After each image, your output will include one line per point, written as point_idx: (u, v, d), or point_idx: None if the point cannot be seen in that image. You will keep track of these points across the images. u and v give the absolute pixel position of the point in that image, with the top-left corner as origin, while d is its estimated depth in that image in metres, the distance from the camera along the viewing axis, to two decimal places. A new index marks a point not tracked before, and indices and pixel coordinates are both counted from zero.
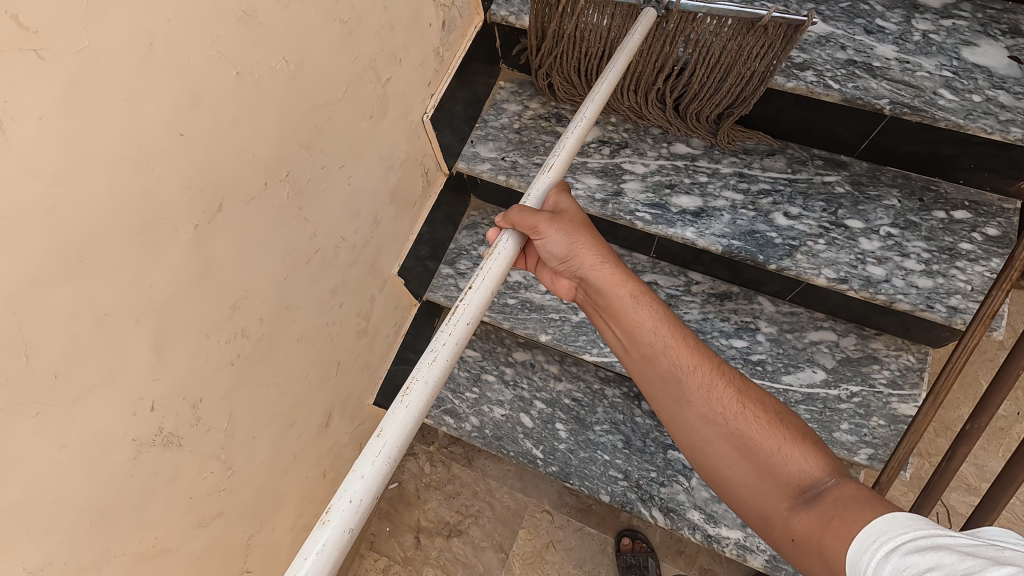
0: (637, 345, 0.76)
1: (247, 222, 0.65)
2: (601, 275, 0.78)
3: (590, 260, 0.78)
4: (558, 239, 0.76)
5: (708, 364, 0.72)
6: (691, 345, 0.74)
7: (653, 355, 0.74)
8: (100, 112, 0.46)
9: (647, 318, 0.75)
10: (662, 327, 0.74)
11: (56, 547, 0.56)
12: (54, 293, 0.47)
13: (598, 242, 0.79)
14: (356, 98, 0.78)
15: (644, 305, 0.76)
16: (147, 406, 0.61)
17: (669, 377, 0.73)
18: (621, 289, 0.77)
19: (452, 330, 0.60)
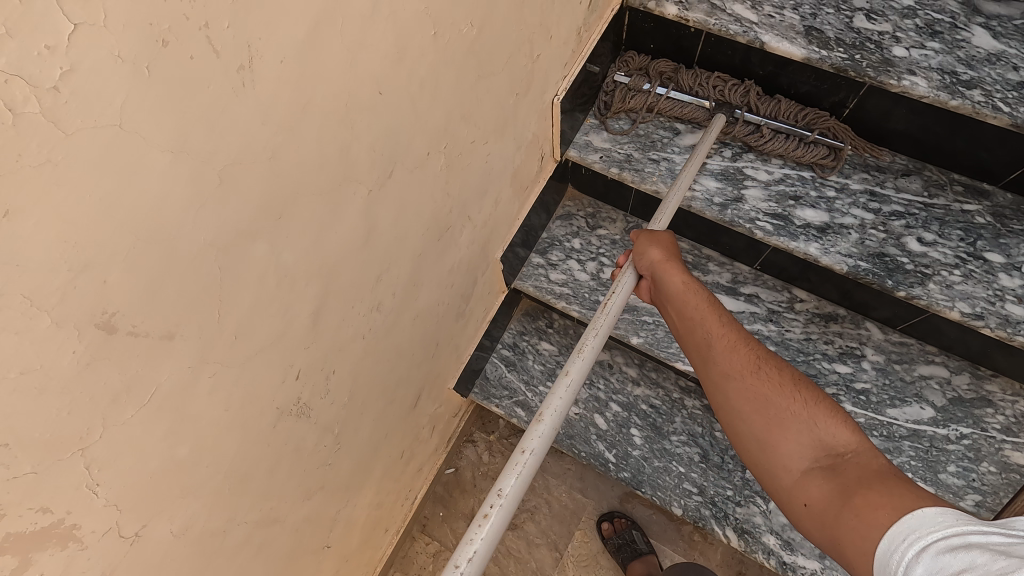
0: (678, 320, 0.69)
1: (407, 191, 0.62)
2: (659, 261, 0.72)
3: (656, 249, 0.73)
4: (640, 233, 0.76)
5: (738, 332, 0.66)
6: (727, 320, 0.67)
7: (689, 322, 0.68)
8: (329, 60, 0.43)
9: (692, 292, 0.69)
10: (704, 303, 0.68)
11: (198, 511, 0.54)
12: (254, 248, 0.44)
13: (669, 239, 0.75)
14: (512, 71, 0.74)
15: (690, 286, 0.70)
16: (294, 374, 0.58)
17: (700, 344, 0.66)
18: (674, 273, 0.71)
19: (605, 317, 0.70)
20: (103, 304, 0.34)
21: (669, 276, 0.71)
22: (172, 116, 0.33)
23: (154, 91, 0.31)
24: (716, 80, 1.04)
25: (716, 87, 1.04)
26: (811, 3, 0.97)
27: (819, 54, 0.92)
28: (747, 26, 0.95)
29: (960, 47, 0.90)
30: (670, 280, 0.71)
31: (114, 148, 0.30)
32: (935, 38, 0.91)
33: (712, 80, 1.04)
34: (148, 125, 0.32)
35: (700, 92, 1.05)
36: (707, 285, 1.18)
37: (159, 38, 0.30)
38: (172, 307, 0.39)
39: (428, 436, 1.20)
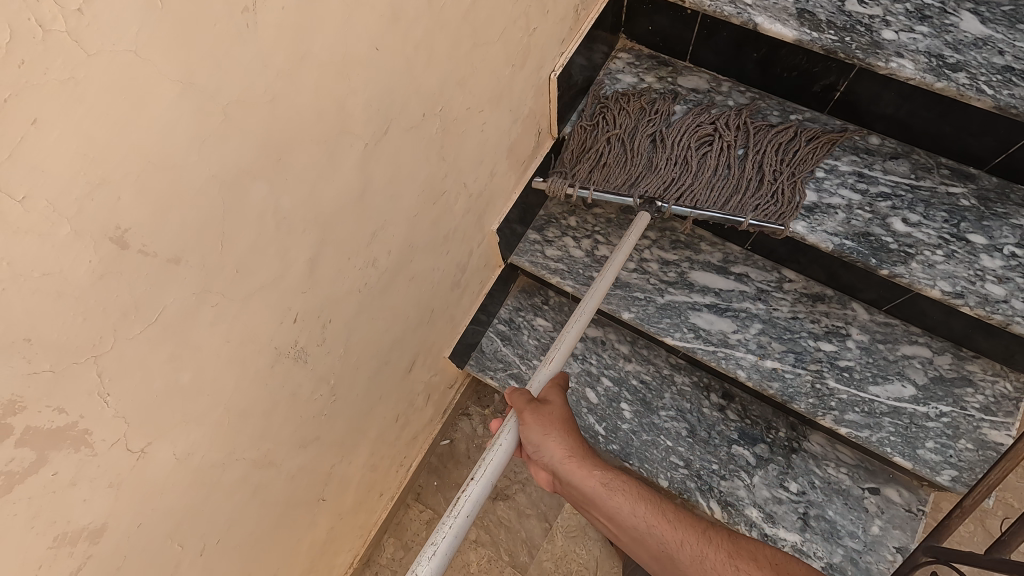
0: (625, 529, 0.74)
1: (402, 149, 0.66)
2: (569, 463, 0.75)
3: (558, 450, 0.75)
4: (533, 428, 0.75)
5: (690, 530, 0.72)
6: (671, 517, 0.73)
7: (642, 533, 0.73)
8: (328, 13, 0.46)
9: (624, 500, 0.73)
10: (640, 505, 0.73)
11: (199, 440, 0.58)
12: (254, 187, 0.48)
13: (565, 427, 0.77)
14: (507, 43, 0.77)
15: (618, 489, 0.74)
16: (291, 318, 0.62)
17: (663, 553, 0.72)
18: (590, 477, 0.74)
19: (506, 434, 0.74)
20: (117, 220, 0.38)
21: (592, 485, 0.74)
22: (182, 51, 0.36)
23: (165, 23, 0.35)
24: (702, 124, 1.07)
25: (700, 134, 1.07)
26: None
27: (810, 36, 0.94)
28: (741, 7, 0.97)
29: (948, 31, 0.92)
30: (592, 485, 0.74)
31: (130, 73, 0.34)
32: (925, 22, 0.93)
33: (698, 124, 1.07)
34: (159, 55, 0.35)
35: (685, 141, 1.06)
36: (698, 264, 1.21)
37: None
38: (178, 233, 0.43)
39: (423, 404, 1.24)
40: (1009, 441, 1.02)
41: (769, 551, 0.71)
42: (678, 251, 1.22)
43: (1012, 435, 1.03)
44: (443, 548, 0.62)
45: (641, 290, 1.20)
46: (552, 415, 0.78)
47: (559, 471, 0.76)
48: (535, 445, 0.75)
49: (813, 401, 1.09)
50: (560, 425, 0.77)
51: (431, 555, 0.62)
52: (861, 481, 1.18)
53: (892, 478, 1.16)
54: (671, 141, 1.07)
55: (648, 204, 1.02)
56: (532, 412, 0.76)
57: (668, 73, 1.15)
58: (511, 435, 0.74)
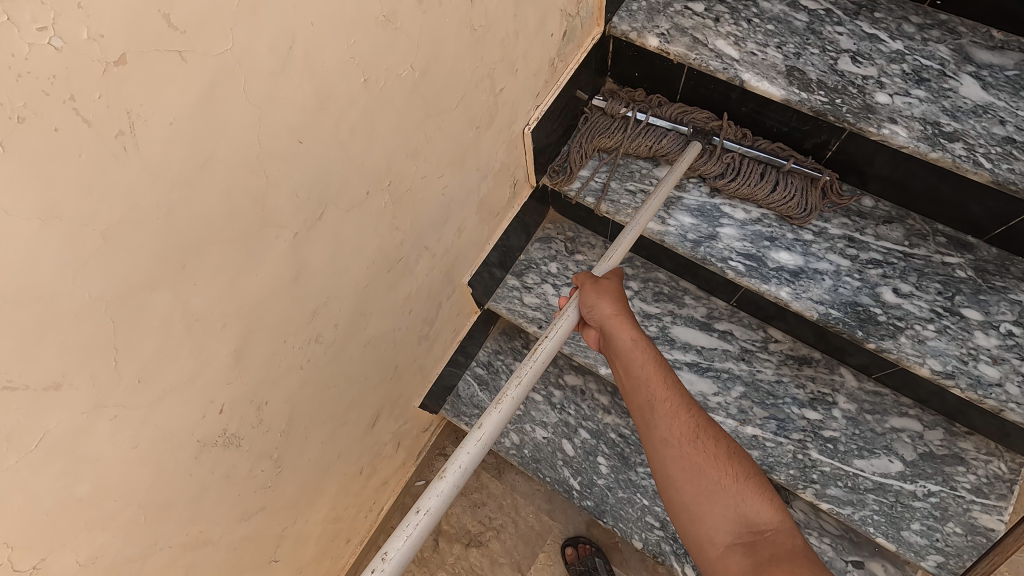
0: (626, 378, 0.73)
1: (344, 228, 0.62)
2: (609, 315, 0.75)
3: (606, 304, 0.75)
4: (589, 293, 0.77)
5: (682, 395, 0.70)
6: (674, 383, 0.71)
7: (637, 384, 0.72)
8: (233, 117, 0.43)
9: (639, 355, 0.73)
10: (650, 364, 0.72)
11: (110, 541, 0.54)
12: (154, 298, 0.44)
13: (619, 295, 0.77)
14: (468, 107, 0.73)
15: (640, 346, 0.73)
16: (216, 408, 0.59)
17: (642, 404, 0.70)
18: (623, 329, 0.74)
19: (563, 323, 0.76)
20: None
21: (620, 333, 0.74)
22: (35, 187, 0.33)
23: (9, 166, 0.31)
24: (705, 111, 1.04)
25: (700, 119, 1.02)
26: (795, 42, 0.94)
27: (799, 96, 0.89)
28: (727, 62, 0.93)
29: (946, 97, 0.87)
30: (619, 335, 0.74)
31: None
32: (922, 85, 0.88)
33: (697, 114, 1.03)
34: (6, 197, 0.32)
35: (684, 118, 1.03)
36: (681, 318, 1.16)
37: (14, 115, 0.30)
38: (54, 361, 0.39)
39: (393, 451, 1.21)
40: (1001, 527, 0.96)
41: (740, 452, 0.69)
42: (661, 304, 1.17)
43: (1005, 519, 0.97)
44: (527, 377, 0.69)
45: None
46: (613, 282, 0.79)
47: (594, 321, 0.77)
48: (584, 302, 0.76)
49: (793, 472, 1.04)
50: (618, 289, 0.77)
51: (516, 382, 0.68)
52: (844, 553, 1.12)
53: (877, 552, 1.11)
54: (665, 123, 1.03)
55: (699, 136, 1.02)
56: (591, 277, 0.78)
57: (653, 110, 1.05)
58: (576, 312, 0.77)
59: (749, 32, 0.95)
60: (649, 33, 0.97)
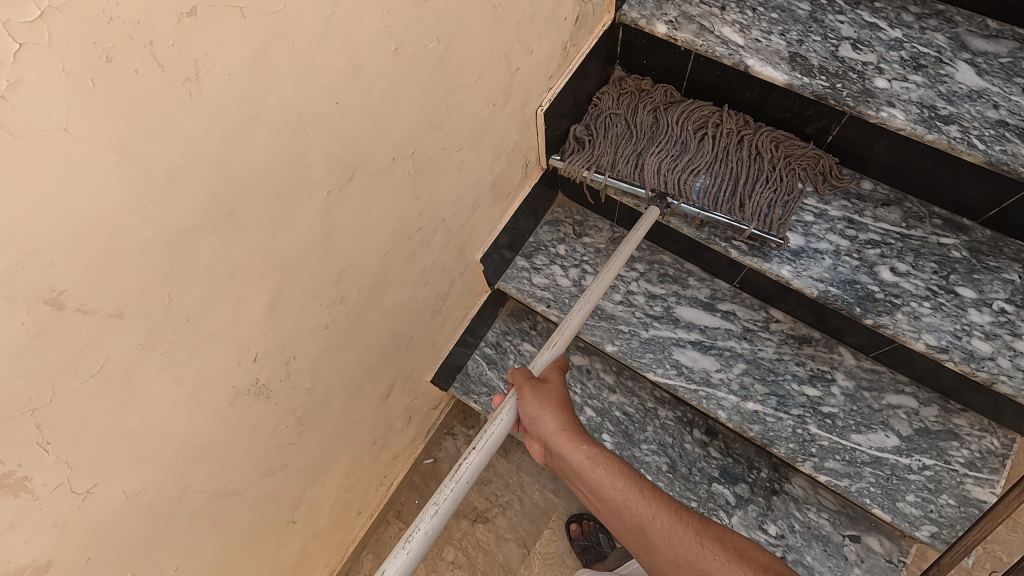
0: (604, 503, 0.74)
1: (370, 193, 0.66)
2: (559, 436, 0.74)
3: (551, 423, 0.74)
4: (531, 402, 0.75)
5: (666, 509, 0.72)
6: (651, 494, 0.73)
7: (618, 507, 0.72)
8: (281, 74, 0.47)
9: (607, 476, 0.73)
10: (622, 485, 0.73)
11: (152, 477, 0.58)
12: (205, 242, 0.48)
13: (560, 404, 0.76)
14: (486, 84, 0.77)
15: (604, 464, 0.73)
16: (250, 357, 0.63)
17: (633, 529, 0.71)
18: (578, 452, 0.73)
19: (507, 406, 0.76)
20: (51, 283, 0.38)
21: (574, 456, 0.73)
22: (115, 124, 0.37)
23: (97, 101, 0.35)
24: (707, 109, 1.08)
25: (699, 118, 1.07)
26: (799, 29, 0.98)
27: (801, 80, 0.93)
28: (733, 48, 0.96)
29: (943, 82, 0.91)
30: (580, 460, 0.73)
31: (58, 148, 0.34)
32: (919, 71, 0.92)
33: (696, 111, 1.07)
34: (93, 130, 0.36)
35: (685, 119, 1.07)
36: (685, 299, 1.20)
37: (104, 55, 0.34)
38: (120, 290, 0.43)
39: (404, 426, 1.25)
40: (993, 499, 1.00)
41: (738, 535, 0.71)
42: (666, 285, 1.21)
43: (996, 492, 1.00)
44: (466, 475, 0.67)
45: (627, 323, 1.20)
46: (550, 388, 0.78)
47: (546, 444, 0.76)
48: (528, 415, 0.75)
49: (793, 446, 1.07)
50: (556, 401, 0.77)
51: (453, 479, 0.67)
52: (842, 527, 1.15)
53: (874, 526, 1.14)
54: (671, 126, 1.07)
55: (659, 199, 1.06)
56: (526, 386, 0.76)
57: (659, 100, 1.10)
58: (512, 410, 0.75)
59: (754, 20, 0.99)
60: (658, 20, 1.01)
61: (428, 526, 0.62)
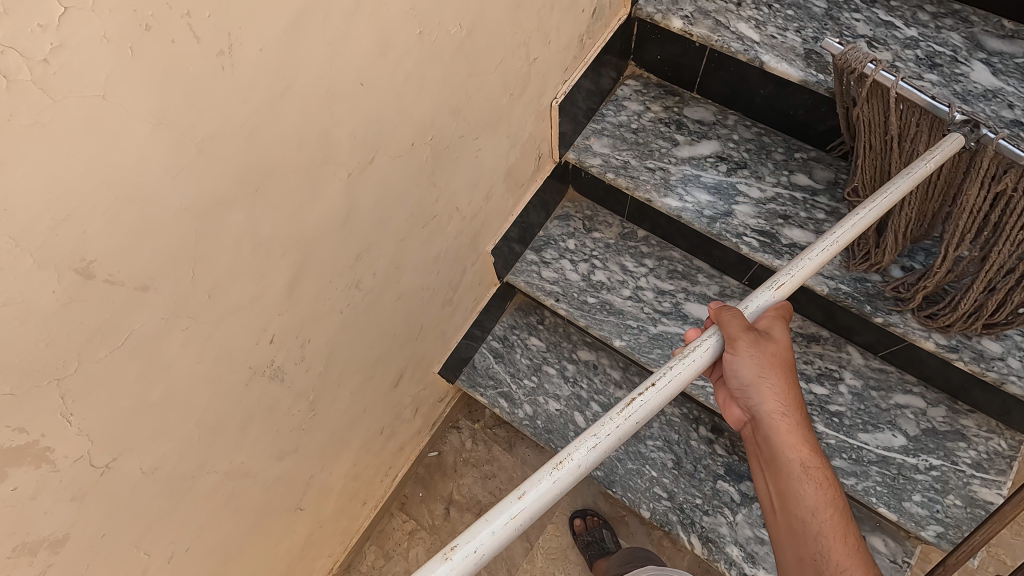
0: (789, 514, 0.64)
1: (389, 176, 0.66)
2: (777, 420, 0.65)
3: (770, 402, 0.65)
4: (751, 365, 0.64)
5: (864, 570, 0.60)
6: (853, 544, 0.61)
7: (803, 531, 0.63)
8: (310, 52, 0.47)
9: (811, 493, 0.63)
10: (825, 511, 0.62)
11: (168, 454, 0.58)
12: (230, 216, 0.48)
13: (790, 388, 0.65)
14: (505, 73, 0.78)
15: (816, 481, 0.63)
16: (268, 337, 0.63)
17: (807, 562, 0.61)
18: (794, 448, 0.64)
19: (695, 354, 0.60)
20: (82, 251, 0.39)
21: (784, 450, 0.64)
22: (151, 91, 0.37)
23: (135, 68, 0.35)
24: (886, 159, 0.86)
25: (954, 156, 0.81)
26: (814, 27, 0.98)
27: (816, 78, 0.93)
28: (748, 44, 0.96)
29: (958, 81, 0.90)
30: (789, 456, 0.64)
31: (96, 114, 0.35)
32: (934, 70, 0.92)
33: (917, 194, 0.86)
34: (129, 96, 0.36)
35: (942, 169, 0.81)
36: (694, 296, 1.18)
37: (144, 23, 0.34)
38: (148, 262, 0.44)
39: (411, 416, 1.25)
40: (1000, 500, 0.99)
41: None
42: (675, 281, 1.20)
43: (1004, 494, 1.00)
44: (636, 414, 0.55)
45: (635, 318, 1.18)
46: (781, 362, 0.66)
47: (757, 418, 0.67)
48: (744, 380, 0.65)
49: None
50: (786, 383, 0.65)
51: (622, 412, 0.55)
52: None
53: (878, 527, 1.14)
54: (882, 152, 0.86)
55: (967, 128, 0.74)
56: (750, 340, 0.62)
57: (674, 104, 1.15)
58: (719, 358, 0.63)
59: (770, 16, 0.99)
60: (673, 15, 1.01)
61: (582, 462, 0.52)
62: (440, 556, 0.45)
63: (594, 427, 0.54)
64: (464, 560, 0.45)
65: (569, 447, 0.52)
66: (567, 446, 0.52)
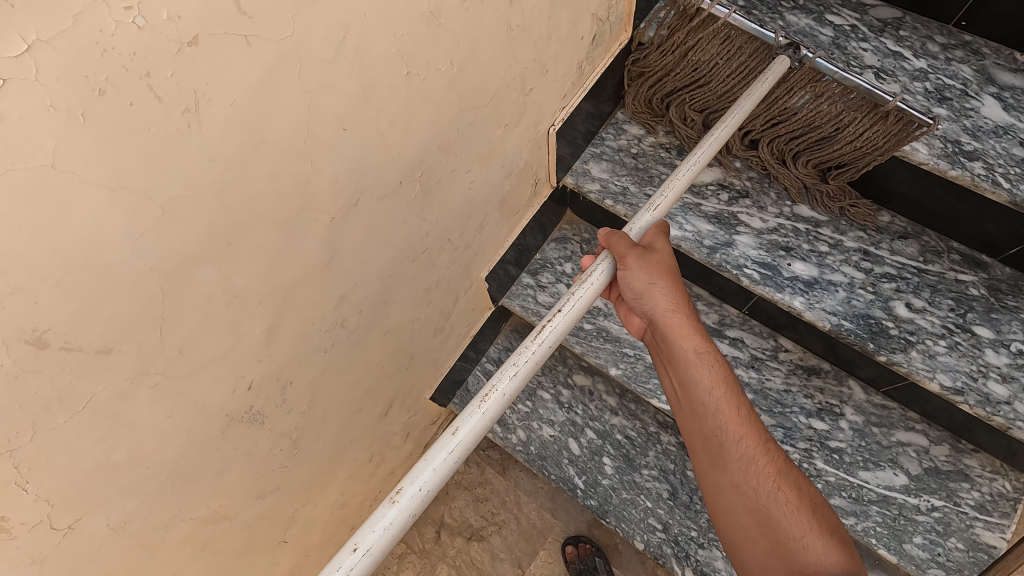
0: (690, 402, 0.68)
1: (375, 216, 0.64)
2: (670, 317, 0.69)
3: (660, 299, 0.69)
4: (638, 273, 0.68)
5: (756, 431, 0.65)
6: (744, 413, 0.65)
7: (702, 411, 0.66)
8: (287, 101, 0.44)
9: (707, 375, 0.67)
10: (719, 390, 0.66)
11: (138, 508, 0.56)
12: (200, 272, 0.46)
13: (675, 281, 0.70)
14: (499, 105, 0.75)
15: (708, 363, 0.67)
16: (245, 384, 0.60)
17: (708, 437, 0.66)
18: (686, 338, 0.69)
19: (588, 288, 0.65)
20: (34, 324, 0.36)
21: (680, 341, 0.69)
22: (106, 156, 0.34)
23: (87, 135, 0.33)
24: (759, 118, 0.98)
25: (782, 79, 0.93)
26: (821, 55, 0.95)
27: None
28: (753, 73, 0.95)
29: (968, 116, 0.88)
30: (683, 346, 0.69)
31: (44, 186, 0.32)
32: (944, 103, 0.89)
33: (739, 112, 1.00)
34: (80, 164, 0.33)
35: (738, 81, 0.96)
36: None
37: (97, 88, 0.32)
38: (108, 326, 0.41)
39: (401, 441, 1.23)
40: (1003, 544, 0.96)
41: (819, 496, 0.63)
42: None
43: (1007, 538, 0.97)
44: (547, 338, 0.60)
45: (631, 347, 1.15)
46: (662, 263, 0.70)
47: (654, 321, 0.71)
48: (630, 281, 0.69)
49: None
50: (670, 280, 0.70)
51: (535, 338, 0.59)
52: None
53: (877, 564, 1.11)
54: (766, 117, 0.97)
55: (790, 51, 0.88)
56: (631, 252, 0.67)
57: None
58: (606, 273, 0.67)
59: (775, 44, 0.96)
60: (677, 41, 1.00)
61: (506, 389, 0.56)
62: (388, 501, 0.48)
63: (512, 358, 0.58)
64: (412, 499, 0.49)
65: (494, 378, 0.57)
66: (492, 379, 0.57)
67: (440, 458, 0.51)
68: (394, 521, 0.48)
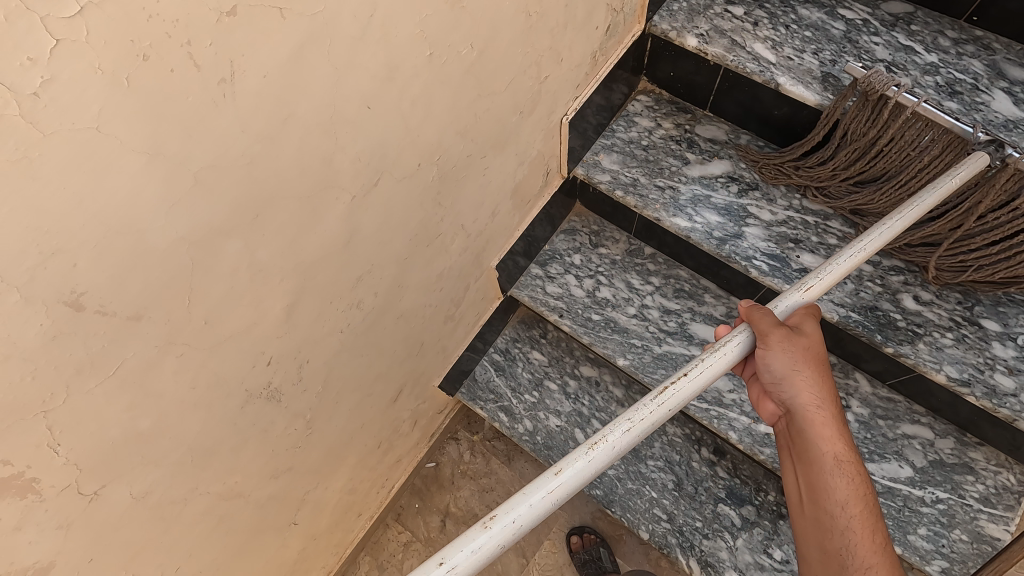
0: (815, 508, 0.61)
1: (394, 197, 0.65)
2: (812, 413, 0.62)
3: (805, 395, 0.62)
4: (784, 360, 0.61)
5: (887, 560, 0.57)
6: (878, 538, 0.59)
7: (828, 519, 0.60)
8: (316, 76, 0.45)
9: (843, 486, 0.60)
10: (854, 507, 0.59)
11: (159, 479, 0.57)
12: (228, 243, 0.47)
13: (826, 378, 0.63)
14: (515, 93, 0.76)
15: (847, 473, 0.60)
16: (265, 360, 0.61)
17: (830, 550, 0.59)
18: (827, 441, 0.61)
19: (719, 357, 0.58)
20: (72, 285, 0.37)
21: (817, 442, 0.62)
22: (146, 122, 0.36)
23: (130, 101, 0.34)
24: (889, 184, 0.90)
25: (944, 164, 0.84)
26: (832, 49, 0.95)
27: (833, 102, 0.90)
28: (764, 65, 0.94)
29: (978, 110, 0.88)
30: (821, 447, 0.62)
31: (88, 148, 0.33)
32: (954, 98, 0.89)
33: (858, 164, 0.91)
34: (121, 128, 0.34)
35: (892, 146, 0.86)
36: (700, 316, 1.16)
37: (141, 54, 0.33)
38: (140, 292, 0.42)
39: (409, 429, 1.24)
40: (1007, 537, 0.97)
41: None
42: (681, 301, 1.18)
43: (1011, 530, 0.97)
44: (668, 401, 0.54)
45: (639, 338, 1.15)
46: (815, 356, 0.63)
47: (791, 412, 0.64)
48: (774, 368, 0.62)
49: None
50: (820, 376, 0.63)
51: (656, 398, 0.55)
52: None
53: None
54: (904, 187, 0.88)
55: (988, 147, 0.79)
56: (777, 333, 0.60)
57: (687, 121, 1.13)
58: (745, 353, 0.61)
59: (787, 37, 0.97)
60: (689, 33, 0.99)
61: (618, 441, 0.51)
62: (481, 525, 0.44)
63: (629, 410, 0.54)
64: (506, 530, 0.44)
65: (605, 428, 0.52)
66: (603, 427, 0.52)
67: (537, 495, 0.47)
68: (485, 546, 0.43)
